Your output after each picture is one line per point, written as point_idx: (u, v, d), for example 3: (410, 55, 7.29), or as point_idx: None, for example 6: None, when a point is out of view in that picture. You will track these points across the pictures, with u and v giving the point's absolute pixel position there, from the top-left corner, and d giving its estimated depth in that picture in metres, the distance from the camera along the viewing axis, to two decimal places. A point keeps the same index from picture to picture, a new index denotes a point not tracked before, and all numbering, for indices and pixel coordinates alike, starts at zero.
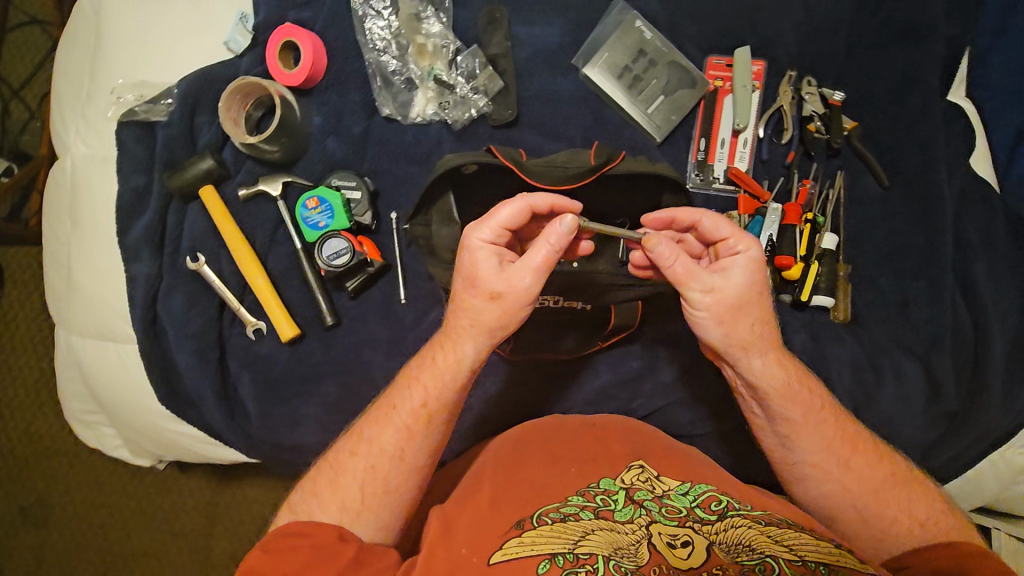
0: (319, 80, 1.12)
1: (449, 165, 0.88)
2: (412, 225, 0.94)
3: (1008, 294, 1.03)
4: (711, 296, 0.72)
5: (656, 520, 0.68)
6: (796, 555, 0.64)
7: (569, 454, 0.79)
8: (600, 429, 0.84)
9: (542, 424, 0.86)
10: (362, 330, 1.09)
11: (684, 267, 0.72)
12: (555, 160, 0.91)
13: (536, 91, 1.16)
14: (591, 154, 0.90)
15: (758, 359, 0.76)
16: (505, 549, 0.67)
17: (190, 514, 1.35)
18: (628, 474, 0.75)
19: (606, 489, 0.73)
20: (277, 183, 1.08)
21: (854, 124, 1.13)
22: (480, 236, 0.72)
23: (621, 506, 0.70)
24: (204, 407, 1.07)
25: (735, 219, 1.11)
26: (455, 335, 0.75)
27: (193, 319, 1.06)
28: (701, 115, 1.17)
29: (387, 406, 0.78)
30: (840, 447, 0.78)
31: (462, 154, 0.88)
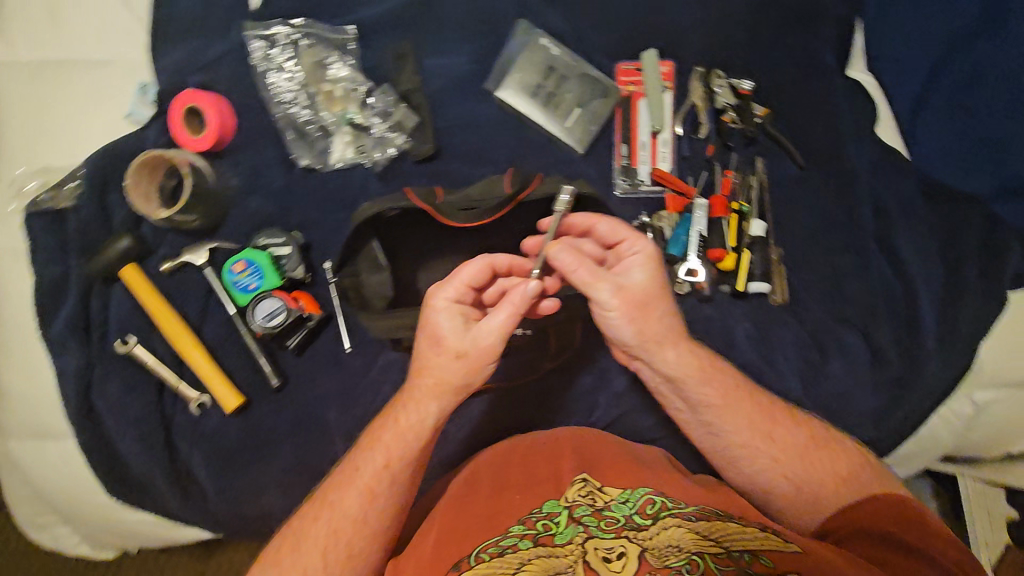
0: (231, 140, 1.10)
1: (368, 213, 0.90)
2: (342, 277, 0.93)
3: (930, 253, 1.07)
4: (620, 295, 0.74)
5: (593, 535, 0.67)
6: (723, 547, 0.66)
7: (517, 482, 0.77)
8: (553, 445, 0.83)
9: (496, 454, 0.83)
10: (311, 386, 1.07)
11: (590, 270, 0.73)
12: (474, 193, 0.93)
13: (453, 121, 1.16)
14: (506, 182, 0.91)
15: (660, 347, 0.79)
16: None
17: None
18: (571, 491, 0.73)
19: (548, 512, 0.71)
20: (202, 251, 1.05)
21: (765, 110, 1.15)
22: (443, 296, 0.74)
23: (561, 527, 0.69)
24: (157, 492, 1.03)
25: (665, 219, 1.12)
26: (418, 393, 0.76)
27: (134, 404, 1.03)
28: (619, 121, 1.18)
29: (352, 468, 0.78)
30: (762, 426, 0.81)
31: (383, 201, 0.90)
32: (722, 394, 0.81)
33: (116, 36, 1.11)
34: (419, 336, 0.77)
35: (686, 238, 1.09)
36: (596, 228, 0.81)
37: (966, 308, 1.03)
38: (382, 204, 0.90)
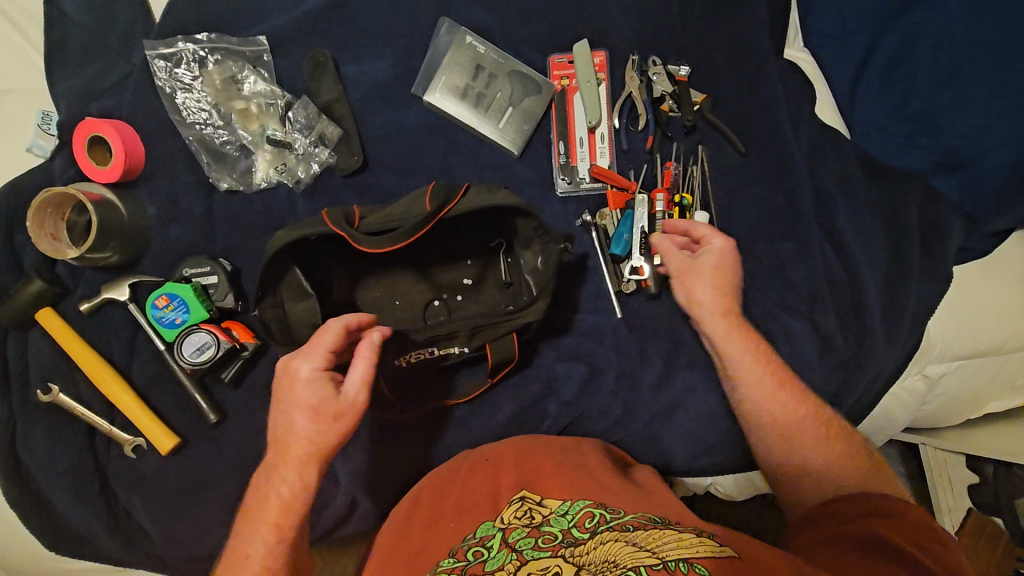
0: (143, 168, 1.05)
1: (283, 242, 0.84)
2: (261, 309, 0.88)
3: (873, 233, 1.05)
4: (687, 267, 0.87)
5: (525, 560, 0.60)
6: (662, 559, 0.56)
7: (453, 507, 0.74)
8: (494, 462, 0.81)
9: (436, 482, 0.82)
10: (250, 418, 1.03)
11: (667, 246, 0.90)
12: (393, 212, 0.89)
13: (380, 130, 1.11)
14: (428, 198, 0.88)
15: (714, 313, 0.86)
16: None
17: None
18: (507, 512, 0.69)
19: (482, 538, 0.66)
20: (124, 287, 0.99)
21: (702, 96, 1.12)
22: (308, 369, 0.72)
23: (494, 551, 0.63)
24: (95, 544, 0.98)
25: (608, 217, 1.09)
26: (288, 468, 0.71)
27: (62, 454, 0.98)
28: (555, 118, 1.14)
29: (247, 529, 0.71)
30: (794, 408, 0.81)
31: (295, 228, 0.85)
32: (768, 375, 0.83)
33: (9, 62, 1.04)
34: (280, 413, 0.73)
35: (628, 236, 1.06)
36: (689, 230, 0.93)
37: (910, 288, 1.01)
38: (293, 232, 0.85)
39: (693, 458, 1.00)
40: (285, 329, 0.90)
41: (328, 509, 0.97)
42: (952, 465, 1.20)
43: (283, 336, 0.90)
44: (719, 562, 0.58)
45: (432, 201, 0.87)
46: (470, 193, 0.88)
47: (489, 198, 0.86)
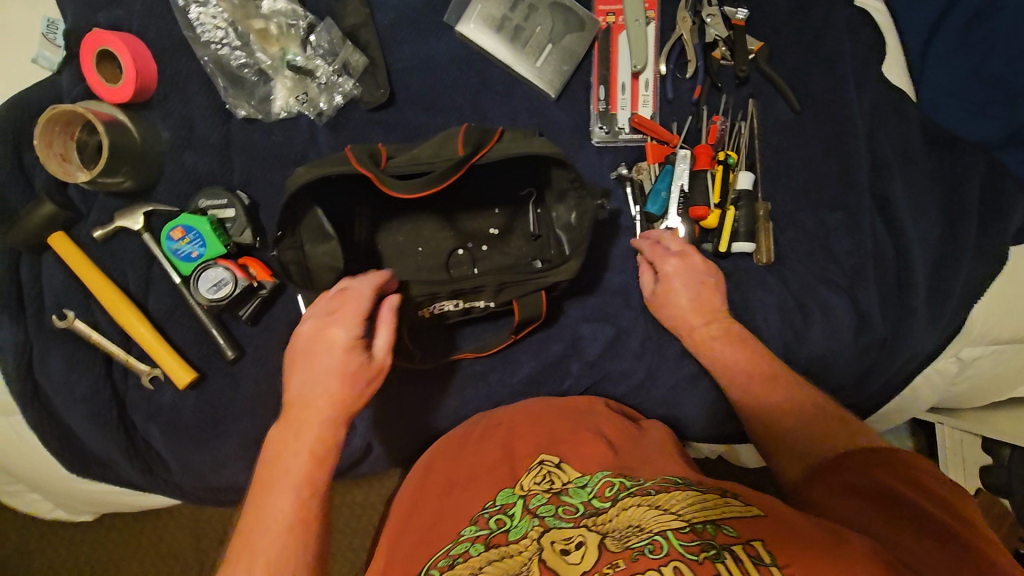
0: (155, 88, 0.98)
1: (308, 179, 0.78)
2: (280, 250, 0.84)
3: (928, 207, 0.98)
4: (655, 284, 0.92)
5: (548, 528, 0.59)
6: (688, 521, 0.55)
7: (465, 475, 0.73)
8: (505, 428, 0.79)
9: (446, 449, 0.81)
10: (267, 357, 1.02)
11: (649, 246, 0.92)
12: (421, 154, 0.83)
13: (408, 62, 1.03)
14: (461, 140, 0.82)
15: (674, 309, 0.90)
16: None
17: (140, 558, 1.30)
18: (528, 478, 0.67)
19: (503, 504, 0.65)
20: (138, 215, 0.96)
21: (759, 45, 1.03)
22: (337, 337, 0.73)
23: (516, 520, 0.62)
24: (115, 468, 0.99)
25: (645, 171, 1.04)
26: (311, 422, 0.72)
27: (78, 381, 0.97)
28: (597, 58, 1.05)
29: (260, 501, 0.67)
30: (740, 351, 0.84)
31: (313, 167, 0.80)
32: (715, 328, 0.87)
33: None
34: (306, 374, 0.73)
35: (666, 194, 1.01)
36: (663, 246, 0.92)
37: (959, 269, 0.96)
38: (315, 170, 0.80)
39: (714, 426, 0.99)
40: (302, 272, 0.85)
41: (344, 451, 0.98)
42: (969, 446, 1.20)
43: (301, 276, 0.86)
44: (744, 516, 0.57)
45: (464, 144, 0.81)
46: (506, 137, 0.83)
47: (526, 143, 0.80)
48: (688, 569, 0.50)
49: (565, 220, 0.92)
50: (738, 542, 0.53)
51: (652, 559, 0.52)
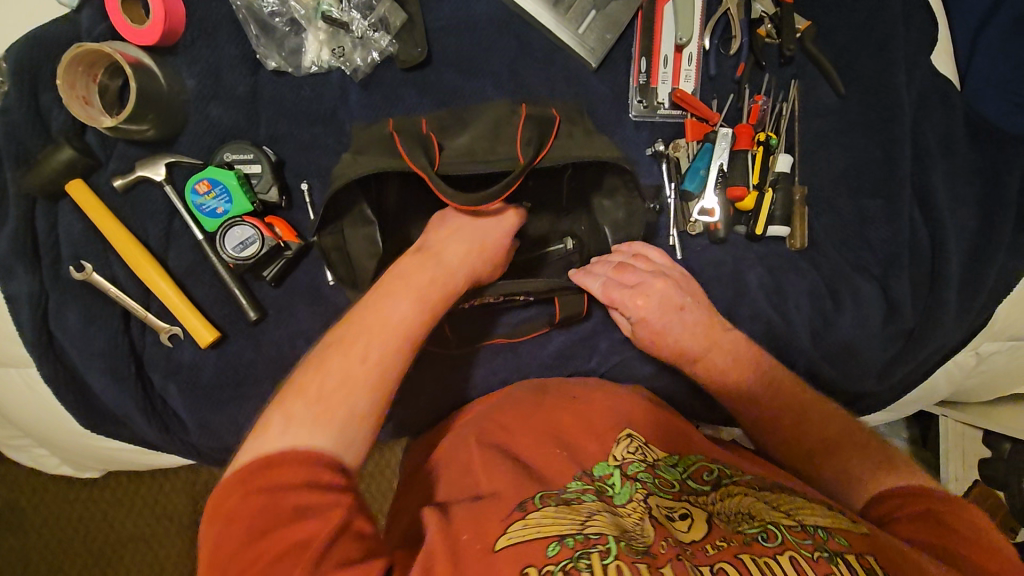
0: (182, 32, 0.93)
1: (350, 176, 0.75)
2: (320, 237, 0.81)
3: (965, 199, 0.98)
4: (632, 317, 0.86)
5: (654, 493, 0.63)
6: (797, 522, 0.60)
7: (556, 427, 0.74)
8: (584, 396, 0.79)
9: (521, 399, 0.80)
10: (291, 320, 1.00)
11: (614, 269, 0.87)
12: (474, 152, 0.80)
13: (446, 21, 1.00)
14: (518, 140, 0.79)
15: (656, 336, 0.85)
16: (510, 533, 0.58)
17: (144, 513, 1.29)
18: (619, 448, 0.69)
19: (600, 471, 0.66)
20: (160, 166, 0.92)
21: (807, 23, 1.01)
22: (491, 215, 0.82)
23: (618, 485, 0.64)
24: (131, 426, 0.97)
25: (683, 148, 1.02)
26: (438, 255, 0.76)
27: (96, 335, 0.94)
28: (639, 29, 1.02)
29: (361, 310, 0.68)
30: (732, 344, 0.83)
31: (360, 164, 0.76)
32: (689, 350, 0.84)
33: None
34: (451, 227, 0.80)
35: (704, 172, 0.99)
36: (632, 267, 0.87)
37: (991, 263, 0.96)
38: (361, 165, 0.75)
39: None
40: (344, 261, 0.83)
41: None
42: (969, 440, 1.20)
43: (343, 265, 0.83)
44: (848, 532, 0.60)
45: (524, 146, 0.78)
46: (562, 134, 0.81)
47: (588, 149, 0.79)
48: (804, 561, 0.55)
49: (612, 219, 0.94)
50: (848, 551, 0.58)
51: (768, 546, 0.57)
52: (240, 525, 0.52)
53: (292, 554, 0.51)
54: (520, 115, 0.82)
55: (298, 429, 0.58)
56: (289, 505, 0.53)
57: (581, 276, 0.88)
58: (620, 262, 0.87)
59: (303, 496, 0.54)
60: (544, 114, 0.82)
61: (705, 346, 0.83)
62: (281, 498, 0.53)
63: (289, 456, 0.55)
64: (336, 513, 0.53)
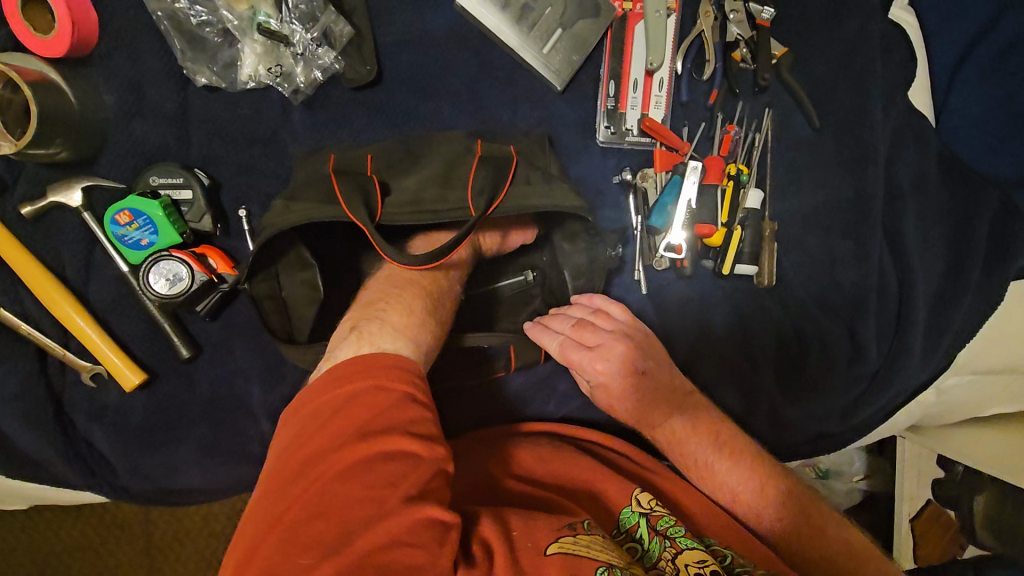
0: (97, 41, 0.83)
1: (287, 224, 0.71)
2: (251, 285, 0.77)
3: (936, 241, 0.95)
4: (593, 378, 0.81)
5: (683, 551, 0.66)
6: None
7: (590, 470, 0.80)
8: (609, 460, 0.86)
9: (548, 445, 0.86)
10: (229, 359, 0.92)
11: (573, 327, 0.83)
12: (422, 197, 0.75)
13: (400, 35, 0.91)
14: (469, 186, 0.75)
15: (620, 399, 0.82)
16: (562, 542, 0.60)
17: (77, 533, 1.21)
18: (645, 500, 0.75)
19: (629, 526, 0.72)
20: (74, 191, 0.83)
21: (784, 49, 0.95)
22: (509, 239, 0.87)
23: (647, 541, 0.69)
24: (51, 472, 0.90)
25: (650, 179, 0.96)
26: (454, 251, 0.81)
27: (7, 377, 0.86)
28: (609, 49, 0.95)
29: (376, 326, 0.67)
30: (711, 419, 0.82)
31: (298, 211, 0.71)
32: (655, 415, 0.82)
33: None
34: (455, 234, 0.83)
35: (672, 206, 0.94)
36: (593, 324, 0.83)
37: (958, 308, 0.94)
38: (293, 213, 0.71)
39: None
40: (280, 310, 0.79)
41: None
42: (925, 461, 1.16)
43: (278, 314, 0.79)
44: None
45: (475, 194, 0.74)
46: (518, 178, 0.78)
47: (545, 198, 0.75)
48: None
49: (573, 263, 0.90)
50: None
51: None
52: (345, 423, 0.54)
53: (389, 467, 0.53)
54: (475, 155, 0.79)
55: (405, 361, 0.61)
56: (395, 423, 0.55)
57: (535, 332, 0.84)
58: (579, 318, 0.83)
59: (407, 417, 0.56)
60: (502, 154, 0.79)
61: (671, 408, 0.82)
62: (386, 412, 0.56)
63: (392, 378, 0.59)
64: (433, 449, 0.56)
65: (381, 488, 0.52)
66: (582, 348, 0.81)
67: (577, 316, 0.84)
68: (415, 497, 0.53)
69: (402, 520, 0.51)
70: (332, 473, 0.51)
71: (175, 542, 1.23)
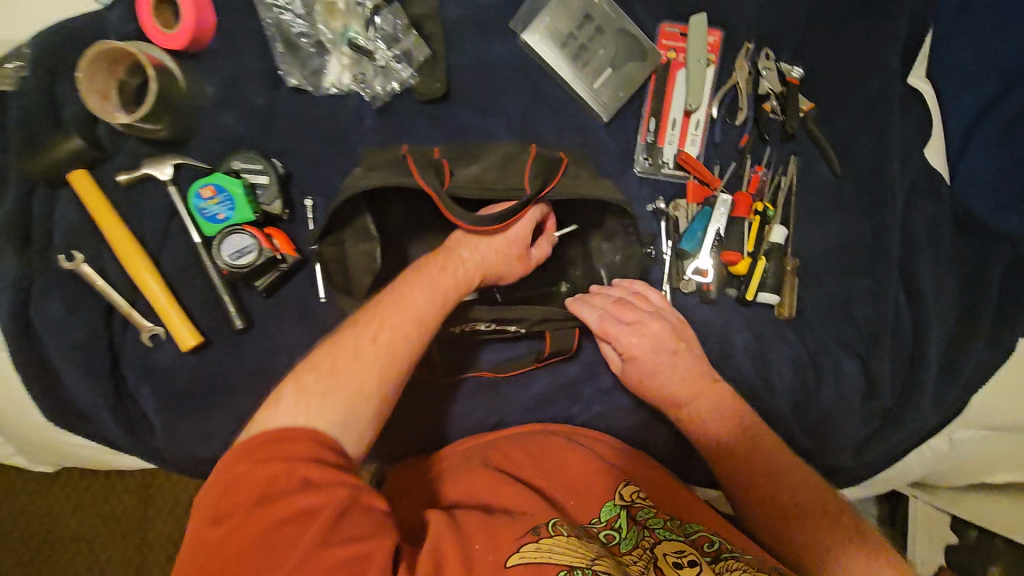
0: (209, 41, 0.96)
1: (361, 189, 0.79)
2: (320, 246, 0.84)
3: (948, 288, 1.01)
4: (629, 354, 0.86)
5: (662, 542, 0.71)
6: None
7: (568, 468, 0.82)
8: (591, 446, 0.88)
9: (522, 440, 0.88)
10: (278, 333, 0.98)
11: (614, 303, 0.87)
12: (484, 178, 0.84)
13: (468, 60, 1.03)
14: (526, 173, 0.84)
15: (652, 377, 0.86)
16: (523, 552, 0.65)
17: (115, 500, 1.27)
18: (626, 494, 0.78)
19: (607, 517, 0.74)
20: (167, 166, 0.93)
21: (810, 105, 1.05)
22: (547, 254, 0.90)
23: (626, 530, 0.72)
24: (96, 424, 0.95)
25: (682, 209, 1.04)
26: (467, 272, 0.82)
27: (76, 326, 0.93)
28: (652, 90, 1.06)
29: (380, 350, 0.70)
30: (730, 404, 0.85)
31: (374, 178, 0.79)
32: (682, 394, 0.85)
33: None
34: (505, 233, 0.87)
35: (701, 235, 1.01)
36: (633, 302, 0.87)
37: (969, 353, 0.99)
38: (371, 178, 0.80)
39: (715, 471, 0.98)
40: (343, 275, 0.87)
41: None
42: (937, 523, 1.15)
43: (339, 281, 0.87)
44: None
45: (531, 177, 0.83)
46: (569, 175, 0.86)
47: (592, 187, 0.84)
48: None
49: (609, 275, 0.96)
50: None
51: None
52: (238, 506, 0.56)
53: (290, 527, 0.55)
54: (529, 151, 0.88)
55: (295, 428, 0.61)
56: (291, 487, 0.57)
57: (574, 306, 0.87)
58: (619, 297, 0.87)
59: (302, 476, 0.58)
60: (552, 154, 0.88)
61: (694, 396, 0.85)
62: (275, 481, 0.57)
63: (305, 448, 0.60)
64: (337, 489, 0.58)
65: (286, 549, 0.55)
66: (622, 325, 0.85)
67: (616, 295, 0.88)
68: (326, 539, 0.56)
69: (315, 564, 0.54)
70: (233, 554, 0.54)
71: None
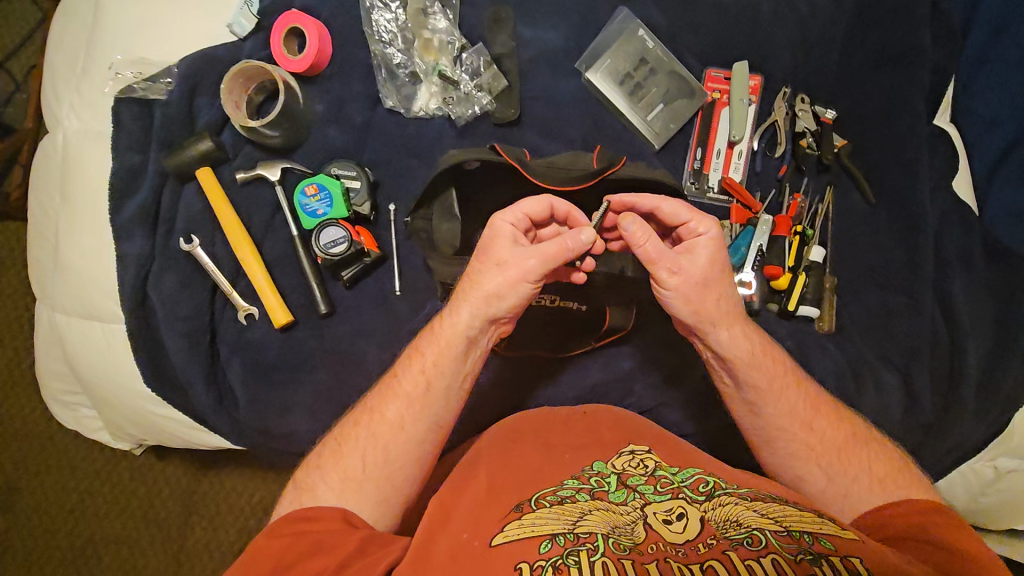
0: (324, 68, 1.13)
1: (455, 163, 0.93)
2: (415, 218, 0.99)
3: (983, 309, 1.07)
4: (697, 235, 0.80)
5: (649, 501, 0.73)
6: (784, 527, 0.69)
7: (565, 441, 0.86)
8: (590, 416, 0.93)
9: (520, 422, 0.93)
10: (356, 319, 1.09)
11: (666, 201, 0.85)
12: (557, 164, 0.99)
13: (539, 93, 1.18)
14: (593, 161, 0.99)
15: (720, 265, 0.80)
16: (506, 531, 0.71)
17: (167, 504, 1.34)
18: (620, 461, 0.81)
19: (599, 472, 0.79)
20: (276, 168, 1.07)
21: (843, 142, 1.16)
22: (596, 235, 0.80)
23: (614, 490, 0.75)
24: (190, 391, 1.05)
25: (727, 228, 1.14)
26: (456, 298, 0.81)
27: (185, 300, 1.05)
28: (699, 125, 1.18)
29: (410, 417, 0.81)
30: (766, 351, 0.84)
31: (466, 152, 0.93)
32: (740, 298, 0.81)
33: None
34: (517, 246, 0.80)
35: (745, 250, 1.10)
36: None
37: (1007, 370, 1.03)
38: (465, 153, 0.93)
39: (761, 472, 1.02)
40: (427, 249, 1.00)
41: None
42: None
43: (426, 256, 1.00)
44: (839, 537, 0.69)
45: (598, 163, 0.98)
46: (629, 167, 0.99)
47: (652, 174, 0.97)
48: (786, 562, 0.64)
49: None
50: (831, 553, 0.66)
51: (751, 550, 0.66)
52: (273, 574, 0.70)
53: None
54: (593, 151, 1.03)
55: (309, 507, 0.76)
56: (309, 550, 0.71)
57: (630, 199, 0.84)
58: None
59: (318, 539, 0.72)
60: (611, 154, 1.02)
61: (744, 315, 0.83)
62: (297, 547, 0.71)
63: (320, 518, 0.74)
64: (345, 540, 0.72)
65: None
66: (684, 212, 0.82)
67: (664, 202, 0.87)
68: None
69: None
70: None
71: (249, 523, 1.32)
